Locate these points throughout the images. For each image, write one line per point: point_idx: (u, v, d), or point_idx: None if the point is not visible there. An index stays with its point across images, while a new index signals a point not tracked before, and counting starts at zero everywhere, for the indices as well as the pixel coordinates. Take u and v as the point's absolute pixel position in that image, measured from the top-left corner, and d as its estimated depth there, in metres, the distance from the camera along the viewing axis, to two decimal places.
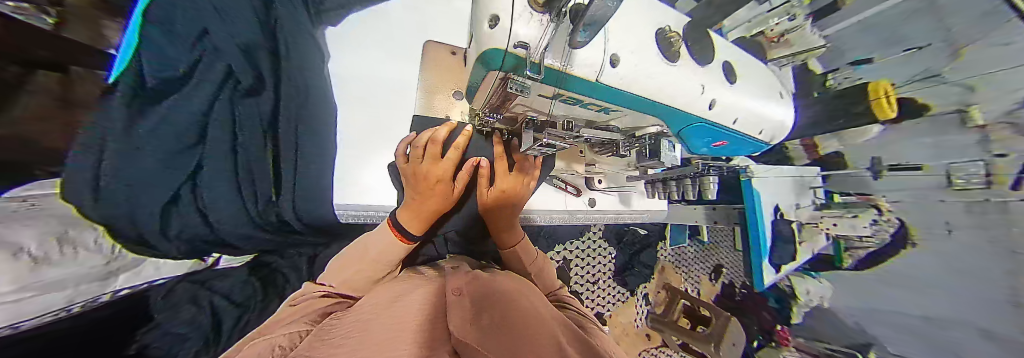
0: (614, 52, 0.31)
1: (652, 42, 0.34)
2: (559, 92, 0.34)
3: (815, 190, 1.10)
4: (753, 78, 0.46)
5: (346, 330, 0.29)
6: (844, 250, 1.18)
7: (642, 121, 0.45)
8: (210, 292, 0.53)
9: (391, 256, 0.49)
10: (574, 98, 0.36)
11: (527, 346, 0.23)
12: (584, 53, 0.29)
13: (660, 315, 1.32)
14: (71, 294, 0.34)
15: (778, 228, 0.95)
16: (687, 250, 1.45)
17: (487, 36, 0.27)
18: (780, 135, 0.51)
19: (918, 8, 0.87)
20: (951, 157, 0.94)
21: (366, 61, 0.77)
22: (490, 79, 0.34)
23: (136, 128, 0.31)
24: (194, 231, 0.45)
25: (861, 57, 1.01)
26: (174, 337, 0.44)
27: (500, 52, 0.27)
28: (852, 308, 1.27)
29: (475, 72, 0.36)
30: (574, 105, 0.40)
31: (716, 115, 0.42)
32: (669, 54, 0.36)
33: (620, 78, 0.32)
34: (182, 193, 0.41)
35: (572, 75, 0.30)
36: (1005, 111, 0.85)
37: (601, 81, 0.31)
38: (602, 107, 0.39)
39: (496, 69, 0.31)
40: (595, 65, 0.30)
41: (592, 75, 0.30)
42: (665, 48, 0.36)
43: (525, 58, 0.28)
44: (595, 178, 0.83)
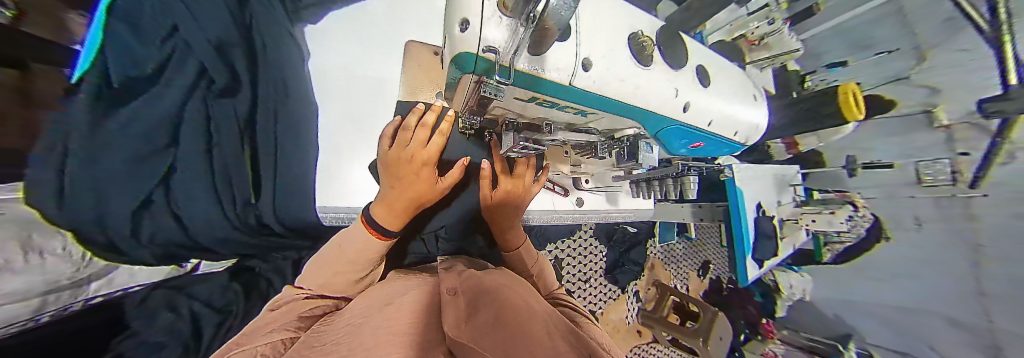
0: (586, 56, 0.31)
1: (625, 44, 0.34)
2: (534, 95, 0.35)
3: (796, 187, 1.15)
4: (726, 79, 0.48)
5: (338, 332, 0.28)
6: (822, 245, 1.22)
7: (619, 125, 0.46)
8: (189, 298, 0.51)
9: (367, 251, 0.48)
10: (549, 101, 0.36)
11: (524, 343, 0.23)
12: (553, 55, 0.29)
13: (649, 311, 1.35)
14: (40, 302, 0.33)
15: (760, 225, 0.98)
16: (675, 247, 1.48)
17: (458, 40, 0.26)
18: (755, 136, 0.53)
19: (887, 14, 0.98)
20: (919, 156, 1.03)
21: (348, 59, 0.76)
22: (467, 81, 0.33)
23: (104, 128, 0.31)
24: (168, 235, 0.44)
25: (836, 60, 1.11)
26: (152, 345, 0.41)
27: (471, 56, 0.27)
28: (829, 300, 1.34)
29: (451, 75, 0.36)
30: (551, 108, 0.40)
31: (691, 117, 0.43)
32: (642, 58, 0.36)
33: (592, 82, 0.32)
34: (155, 198, 0.40)
35: (544, 79, 0.30)
36: (966, 112, 0.93)
37: (574, 86, 0.31)
38: (578, 110, 0.40)
39: (470, 72, 0.30)
40: (567, 68, 0.30)
41: (565, 79, 0.30)
42: (638, 53, 0.35)
43: (496, 62, 0.27)
44: (582, 178, 0.84)
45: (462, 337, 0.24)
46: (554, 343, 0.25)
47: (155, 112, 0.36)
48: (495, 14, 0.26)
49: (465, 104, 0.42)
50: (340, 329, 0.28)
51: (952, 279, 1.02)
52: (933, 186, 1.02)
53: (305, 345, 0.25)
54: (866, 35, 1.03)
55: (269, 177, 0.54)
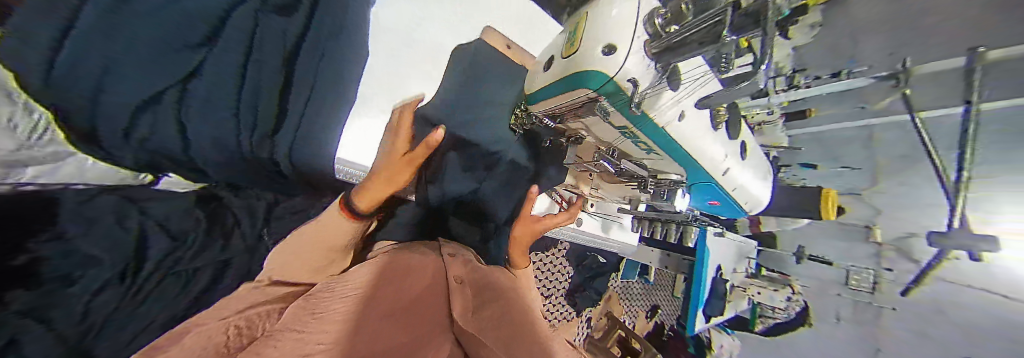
0: (682, 109, 0.36)
1: (707, 111, 0.40)
2: (627, 126, 0.37)
3: (750, 260, 1.27)
4: (757, 157, 0.53)
5: (335, 297, 0.26)
6: (758, 315, 1.33)
7: (666, 168, 0.48)
8: (143, 215, 0.45)
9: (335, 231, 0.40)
10: (634, 134, 0.39)
11: (525, 343, 0.25)
12: (662, 99, 0.33)
13: (597, 339, 1.39)
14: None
15: (715, 286, 1.07)
16: (633, 286, 1.59)
17: (598, 61, 0.30)
18: (756, 208, 0.58)
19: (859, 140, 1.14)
20: (853, 262, 1.20)
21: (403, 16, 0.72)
22: (575, 95, 0.34)
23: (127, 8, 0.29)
24: (162, 137, 0.40)
25: (810, 162, 1.18)
26: (84, 258, 0.37)
27: (604, 78, 0.29)
28: None
29: (555, 87, 0.38)
30: (626, 138, 0.42)
31: (726, 180, 0.47)
32: (715, 122, 0.42)
33: (676, 130, 0.37)
34: (164, 95, 0.37)
35: (647, 117, 0.34)
36: (897, 236, 1.09)
37: (664, 129, 0.36)
38: (647, 147, 0.43)
39: (589, 91, 0.32)
40: (667, 115, 0.35)
41: (664, 122, 0.35)
42: (715, 117, 0.41)
43: (626, 91, 0.30)
44: (587, 200, 0.88)
45: (472, 328, 0.25)
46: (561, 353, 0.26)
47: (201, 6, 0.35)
48: (640, 52, 0.30)
49: (551, 108, 0.44)
50: (340, 286, 0.28)
51: None
52: (857, 289, 1.17)
53: (295, 317, 0.23)
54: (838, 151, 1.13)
55: (297, 110, 0.50)
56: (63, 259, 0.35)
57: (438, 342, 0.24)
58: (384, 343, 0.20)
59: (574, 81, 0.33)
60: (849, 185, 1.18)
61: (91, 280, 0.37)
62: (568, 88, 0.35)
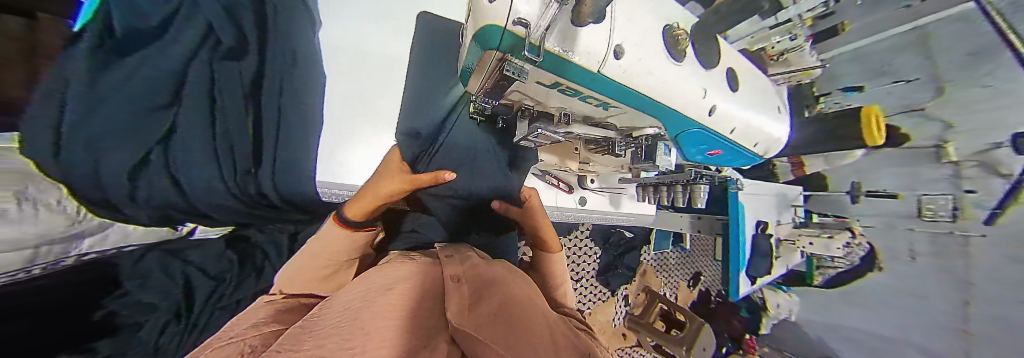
0: (618, 42, 0.26)
1: (659, 37, 0.30)
2: (559, 82, 0.28)
3: (795, 208, 1.15)
4: (755, 85, 0.44)
5: (336, 315, 0.27)
6: (815, 267, 1.22)
7: (638, 123, 0.41)
8: (184, 264, 0.50)
9: (337, 243, 0.44)
10: (573, 90, 0.30)
11: (524, 337, 0.24)
12: (584, 37, 0.24)
13: (637, 316, 1.36)
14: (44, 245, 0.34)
15: (756, 242, 0.98)
16: (669, 255, 1.49)
17: (486, 11, 0.22)
18: (774, 148, 0.50)
19: (909, 43, 1.02)
20: (925, 189, 1.06)
21: (354, 32, 0.77)
22: (488, 63, 0.27)
23: (101, 81, 0.30)
24: (165, 198, 0.43)
25: (851, 85, 1.15)
26: (144, 306, 0.41)
27: (499, 31, 0.22)
28: (816, 323, 1.36)
29: (472, 60, 0.31)
30: (572, 97, 0.33)
31: (716, 120, 0.38)
32: (675, 52, 0.31)
33: (623, 72, 0.27)
34: (151, 159, 0.39)
35: (571, 64, 0.25)
36: (978, 150, 0.95)
37: (602, 74, 0.26)
38: (600, 102, 0.33)
39: (492, 49, 0.24)
40: (598, 53, 0.25)
41: (594, 65, 0.25)
42: (670, 47, 0.31)
43: (525, 39, 0.22)
44: (587, 177, 0.84)
45: (466, 326, 0.25)
46: (560, 343, 0.25)
47: (160, 67, 0.37)
48: None
49: (479, 88, 0.36)
50: (341, 306, 0.29)
51: (940, 315, 1.04)
52: (933, 220, 1.04)
53: (303, 330, 0.25)
54: (883, 61, 1.07)
55: (270, 142, 0.55)
56: (128, 308, 0.39)
57: (434, 345, 0.24)
58: (380, 345, 0.21)
59: (479, 45, 0.26)
60: (906, 101, 1.08)
61: (155, 323, 0.42)
62: (477, 54, 0.28)
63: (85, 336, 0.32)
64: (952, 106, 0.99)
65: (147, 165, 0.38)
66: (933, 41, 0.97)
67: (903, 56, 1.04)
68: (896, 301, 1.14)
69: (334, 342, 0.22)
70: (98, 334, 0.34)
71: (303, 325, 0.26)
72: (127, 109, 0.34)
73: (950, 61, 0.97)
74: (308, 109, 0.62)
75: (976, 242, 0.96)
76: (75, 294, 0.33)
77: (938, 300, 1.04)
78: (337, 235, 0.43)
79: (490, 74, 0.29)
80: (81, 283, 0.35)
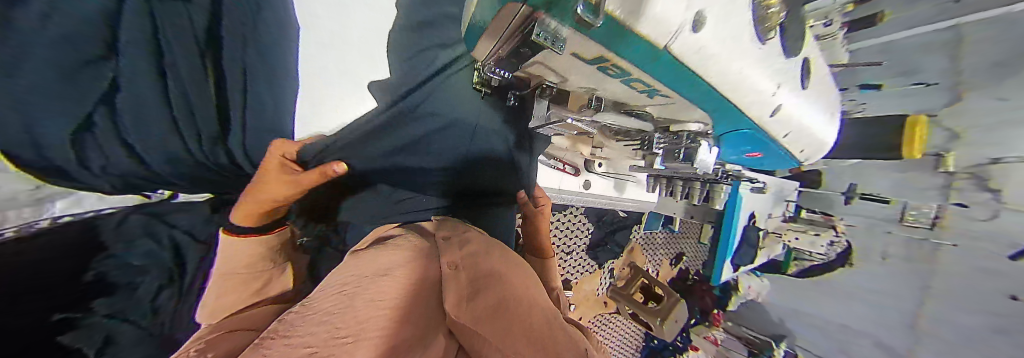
0: (702, 7, 0.18)
1: (749, 7, 0.22)
2: (604, 56, 0.22)
3: (790, 202, 1.15)
4: (822, 82, 0.38)
5: (330, 299, 0.26)
6: (793, 258, 1.29)
7: (682, 114, 0.36)
8: (171, 228, 0.46)
9: (243, 255, 0.41)
10: (620, 67, 0.24)
11: (530, 337, 0.23)
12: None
13: (620, 288, 1.44)
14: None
15: (747, 234, 1.00)
16: (658, 236, 1.53)
17: None
18: (816, 155, 0.46)
19: (943, 41, 0.90)
20: (910, 197, 1.07)
21: None
22: (511, 21, 0.21)
23: (17, 33, 0.23)
24: (125, 168, 0.39)
25: (870, 81, 1.06)
26: (131, 270, 0.40)
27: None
28: (779, 304, 1.46)
29: (485, 15, 0.23)
30: (613, 77, 0.28)
31: (770, 122, 0.33)
32: (761, 30, 0.24)
33: (698, 52, 0.19)
34: (97, 121, 0.33)
35: (630, 36, 0.17)
36: (973, 164, 0.95)
37: (668, 53, 0.18)
38: (649, 88, 0.28)
39: (518, 1, 0.17)
40: (674, 22, 0.16)
41: (663, 41, 0.17)
42: (760, 20, 0.24)
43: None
44: (596, 161, 0.78)
45: (466, 322, 0.24)
46: (558, 338, 0.25)
47: (82, 6, 0.27)
48: None
49: (488, 54, 0.30)
50: (339, 288, 0.28)
51: (894, 310, 1.14)
52: (913, 226, 1.07)
53: (299, 314, 0.24)
54: (907, 61, 0.97)
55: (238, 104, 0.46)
56: (117, 272, 0.39)
57: (435, 341, 0.23)
58: (380, 340, 0.19)
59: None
60: (920, 106, 1.01)
61: (150, 285, 0.42)
62: (496, 6, 0.20)
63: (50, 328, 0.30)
64: (962, 116, 0.95)
65: (93, 130, 0.33)
66: (968, 41, 0.87)
67: (931, 55, 0.94)
68: (857, 295, 1.23)
69: (328, 330, 0.20)
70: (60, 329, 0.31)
71: (299, 309, 0.25)
72: (51, 63, 0.26)
73: (975, 71, 0.90)
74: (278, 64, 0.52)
75: (948, 251, 1.02)
76: (51, 261, 0.32)
77: (897, 293, 1.13)
78: (246, 243, 0.41)
79: (511, 31, 0.22)
80: (72, 244, 0.35)
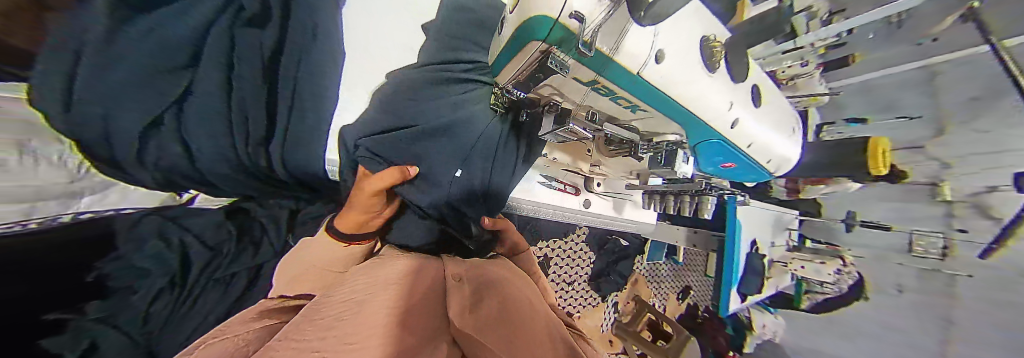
0: (661, 46, 0.24)
1: (697, 47, 0.28)
2: (597, 80, 0.27)
3: (790, 231, 1.15)
4: (777, 106, 0.44)
5: (337, 308, 0.27)
6: (803, 291, 1.18)
7: (660, 130, 0.40)
8: (181, 229, 0.49)
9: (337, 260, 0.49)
10: (609, 89, 0.29)
11: (529, 347, 0.24)
12: (635, 34, 0.21)
13: (624, 323, 1.35)
14: (24, 210, 0.33)
15: (751, 261, 0.98)
16: (662, 267, 1.49)
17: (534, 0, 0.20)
18: (785, 168, 0.50)
19: (918, 80, 0.86)
20: (919, 224, 0.97)
21: (376, 13, 0.79)
22: (528, 55, 0.26)
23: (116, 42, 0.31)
24: (172, 161, 0.44)
25: (855, 116, 0.98)
26: (135, 271, 0.41)
27: (548, 23, 0.19)
28: (798, 346, 1.35)
29: (507, 47, 0.29)
30: (603, 96, 0.32)
31: (736, 135, 0.37)
32: (710, 63, 0.30)
33: (662, 77, 0.24)
34: (164, 122, 0.40)
35: (612, 64, 0.22)
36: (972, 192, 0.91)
37: (641, 77, 0.24)
38: (631, 104, 0.33)
39: (537, 40, 0.22)
40: (641, 54, 0.22)
41: (636, 67, 0.23)
42: (707, 57, 0.30)
43: (578, 36, 0.19)
44: (594, 180, 0.83)
45: (468, 327, 0.25)
46: (557, 347, 0.26)
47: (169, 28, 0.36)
48: None
49: (511, 78, 0.35)
50: (346, 295, 0.30)
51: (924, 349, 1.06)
52: (923, 256, 0.98)
53: (306, 318, 0.25)
54: (885, 97, 0.93)
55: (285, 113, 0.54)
56: (120, 271, 0.40)
57: (438, 345, 0.24)
58: (385, 344, 0.20)
59: (518, 37, 0.24)
60: (909, 138, 0.95)
61: (150, 288, 0.42)
62: (517, 45, 0.26)
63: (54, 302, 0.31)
64: None
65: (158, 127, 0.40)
66: (941, 80, 0.83)
67: (908, 90, 0.89)
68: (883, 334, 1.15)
69: (336, 335, 0.21)
70: (45, 331, 0.29)
71: (309, 313, 0.26)
72: (144, 67, 0.35)
73: (953, 105, 0.85)
74: (325, 86, 0.59)
75: None
76: (78, 251, 0.36)
77: None
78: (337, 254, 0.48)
79: (529, 61, 0.27)
80: (65, 242, 0.34)
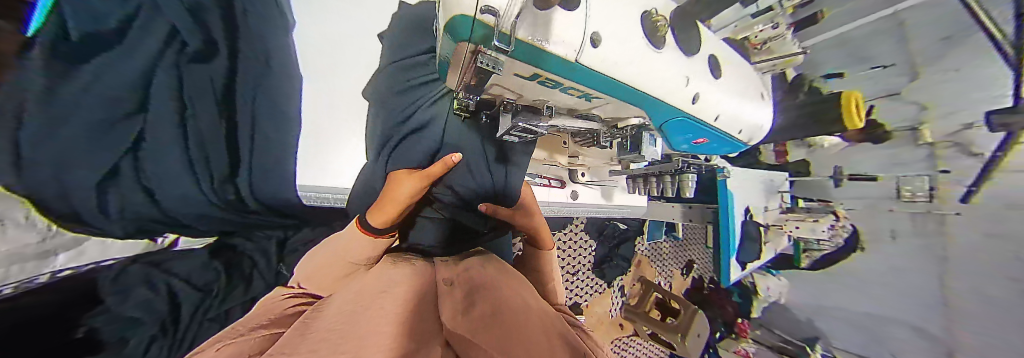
0: (594, 30, 0.24)
1: (638, 25, 0.29)
2: (537, 73, 0.27)
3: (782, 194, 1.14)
4: (738, 75, 0.44)
5: (331, 318, 0.27)
6: (802, 251, 1.20)
7: (623, 114, 0.41)
8: (166, 274, 0.48)
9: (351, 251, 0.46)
10: (553, 81, 0.29)
11: (518, 338, 0.25)
12: (559, 23, 0.22)
13: (633, 306, 1.38)
14: (1, 272, 0.31)
15: (745, 229, 1.00)
16: (662, 245, 1.51)
17: (454, 1, 0.21)
18: (757, 136, 0.50)
19: (886, 28, 0.91)
20: (903, 170, 1.00)
21: (335, 29, 0.78)
22: (461, 56, 0.26)
23: (58, 94, 0.31)
24: (137, 209, 0.43)
25: (833, 71, 1.04)
26: (125, 320, 0.40)
27: (468, 22, 0.20)
28: (804, 304, 1.31)
29: (445, 54, 0.29)
30: (553, 89, 0.33)
31: (699, 110, 0.38)
32: (655, 39, 0.30)
33: (602, 61, 0.25)
34: (122, 169, 0.39)
35: (548, 55, 0.23)
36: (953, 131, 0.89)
37: (580, 64, 0.24)
38: (582, 93, 0.33)
39: (465, 41, 0.23)
40: (573, 42, 0.23)
41: (572, 55, 0.23)
42: (650, 34, 0.30)
43: (494, 29, 0.20)
44: (578, 171, 0.83)
45: (461, 330, 0.26)
46: (551, 341, 0.26)
47: (114, 73, 0.36)
48: None
49: (458, 82, 0.35)
50: (336, 306, 0.29)
51: None
52: (911, 201, 0.99)
53: (298, 332, 0.24)
54: (862, 50, 0.98)
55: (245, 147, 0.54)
56: (107, 324, 0.38)
57: (434, 345, 0.25)
58: (380, 347, 0.21)
59: (450, 39, 0.25)
60: (883, 87, 0.99)
61: (141, 338, 0.40)
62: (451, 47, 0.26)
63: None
64: None
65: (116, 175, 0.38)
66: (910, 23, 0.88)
67: (880, 40, 0.94)
68: None
69: (328, 346, 0.21)
70: None
71: (299, 327, 0.25)
72: (91, 118, 0.34)
73: (924, 48, 0.88)
74: (286, 109, 0.62)
75: None
76: (54, 309, 0.33)
77: None
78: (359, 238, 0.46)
79: (467, 64, 0.27)
80: (45, 302, 0.33)
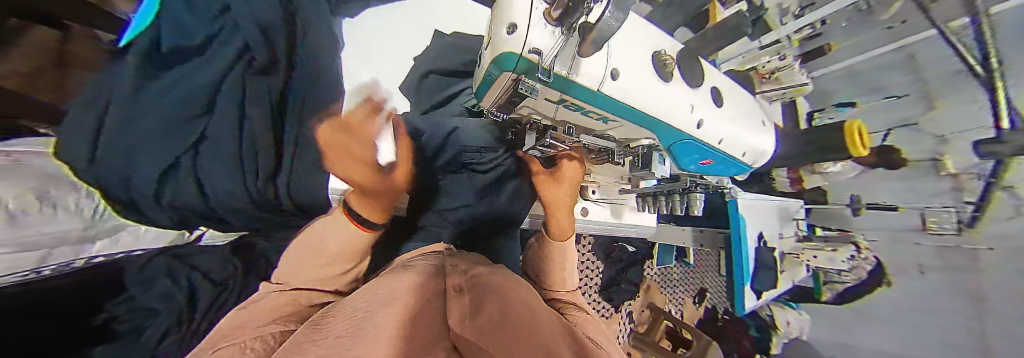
0: (614, 66, 0.28)
1: (650, 65, 0.32)
2: (564, 98, 0.30)
3: (797, 221, 1.10)
4: (741, 104, 0.46)
5: (343, 319, 0.27)
6: (822, 283, 1.14)
7: (635, 135, 0.43)
8: (189, 268, 0.50)
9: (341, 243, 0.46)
10: (578, 106, 0.32)
11: (527, 339, 0.23)
12: (587, 62, 0.26)
13: (642, 334, 1.30)
14: (45, 256, 0.36)
15: (760, 255, 0.96)
16: (673, 271, 1.45)
17: (503, 41, 0.25)
18: (762, 159, 0.51)
19: (896, 61, 0.88)
20: (925, 202, 0.96)
21: (373, 51, 0.89)
22: (502, 82, 0.30)
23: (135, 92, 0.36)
24: (186, 199, 0.46)
25: (844, 100, 1.01)
26: (144, 310, 0.42)
27: (513, 57, 0.24)
28: (828, 343, 1.24)
29: (485, 78, 0.33)
30: (576, 112, 0.36)
31: (705, 134, 0.40)
32: (663, 74, 0.33)
33: (620, 90, 0.29)
34: (181, 162, 0.43)
35: (575, 83, 0.27)
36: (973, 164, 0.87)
37: (603, 93, 0.28)
38: (602, 116, 0.35)
39: (508, 72, 0.27)
40: (597, 75, 0.27)
41: (595, 85, 0.27)
42: (660, 69, 0.33)
43: (539, 63, 0.24)
44: (589, 187, 0.84)
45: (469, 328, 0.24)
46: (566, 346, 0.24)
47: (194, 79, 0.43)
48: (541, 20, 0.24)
49: (490, 104, 0.38)
50: (348, 315, 0.28)
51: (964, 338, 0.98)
52: (938, 234, 0.95)
53: (307, 337, 0.23)
54: (871, 79, 0.95)
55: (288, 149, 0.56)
56: (132, 312, 0.41)
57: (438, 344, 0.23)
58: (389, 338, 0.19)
59: (492, 69, 0.28)
60: (897, 117, 0.96)
61: (156, 328, 0.42)
62: (492, 74, 0.29)
63: (85, 340, 0.33)
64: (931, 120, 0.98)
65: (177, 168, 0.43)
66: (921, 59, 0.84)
67: (891, 72, 0.91)
68: None
69: (340, 346, 0.20)
70: None
71: (310, 334, 0.24)
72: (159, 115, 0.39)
73: (935, 81, 0.86)
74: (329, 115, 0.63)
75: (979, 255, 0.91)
76: (82, 297, 0.36)
77: None
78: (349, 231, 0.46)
79: (504, 87, 0.31)
80: (75, 291, 0.35)
